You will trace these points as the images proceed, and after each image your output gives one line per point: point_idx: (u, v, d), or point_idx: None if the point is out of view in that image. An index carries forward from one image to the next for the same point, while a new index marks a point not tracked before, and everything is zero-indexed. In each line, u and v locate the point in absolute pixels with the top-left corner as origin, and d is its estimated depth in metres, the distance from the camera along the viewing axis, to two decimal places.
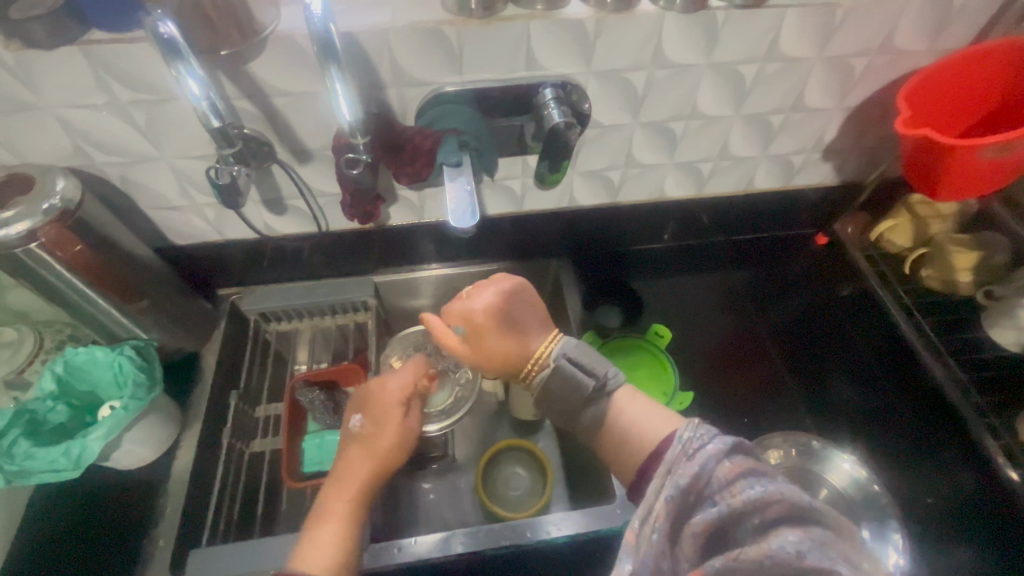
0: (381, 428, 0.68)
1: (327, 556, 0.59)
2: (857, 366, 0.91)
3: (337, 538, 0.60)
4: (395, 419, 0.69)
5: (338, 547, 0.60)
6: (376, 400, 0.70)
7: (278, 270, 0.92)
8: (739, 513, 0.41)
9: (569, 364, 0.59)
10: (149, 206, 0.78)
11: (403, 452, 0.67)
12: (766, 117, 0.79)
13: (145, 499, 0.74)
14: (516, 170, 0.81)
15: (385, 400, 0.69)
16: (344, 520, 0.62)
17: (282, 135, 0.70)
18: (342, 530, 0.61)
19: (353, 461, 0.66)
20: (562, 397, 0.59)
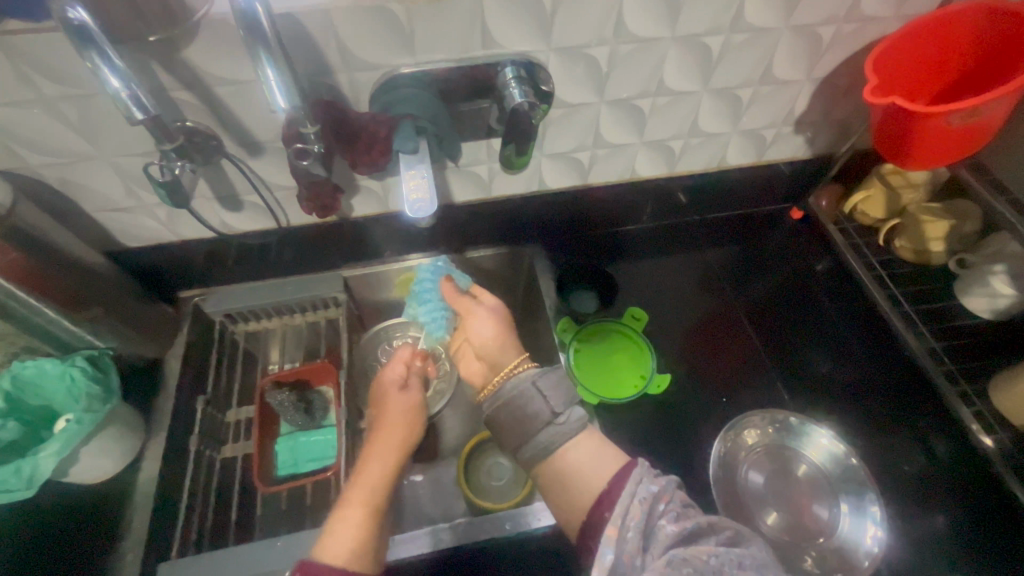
0: (387, 416, 0.66)
1: (352, 541, 0.54)
2: (834, 338, 0.91)
3: (357, 525, 0.55)
4: (398, 396, 0.68)
5: (362, 532, 0.55)
6: (379, 394, 0.70)
7: (241, 269, 0.89)
8: (699, 529, 0.45)
9: (531, 391, 0.55)
10: (95, 209, 0.74)
11: (415, 432, 0.65)
12: (734, 91, 0.77)
13: (110, 514, 0.71)
14: (481, 154, 0.79)
15: (388, 391, 0.69)
16: (364, 508, 0.57)
17: (229, 127, 0.66)
18: (363, 520, 0.56)
19: (366, 450, 0.63)
20: (514, 422, 0.54)
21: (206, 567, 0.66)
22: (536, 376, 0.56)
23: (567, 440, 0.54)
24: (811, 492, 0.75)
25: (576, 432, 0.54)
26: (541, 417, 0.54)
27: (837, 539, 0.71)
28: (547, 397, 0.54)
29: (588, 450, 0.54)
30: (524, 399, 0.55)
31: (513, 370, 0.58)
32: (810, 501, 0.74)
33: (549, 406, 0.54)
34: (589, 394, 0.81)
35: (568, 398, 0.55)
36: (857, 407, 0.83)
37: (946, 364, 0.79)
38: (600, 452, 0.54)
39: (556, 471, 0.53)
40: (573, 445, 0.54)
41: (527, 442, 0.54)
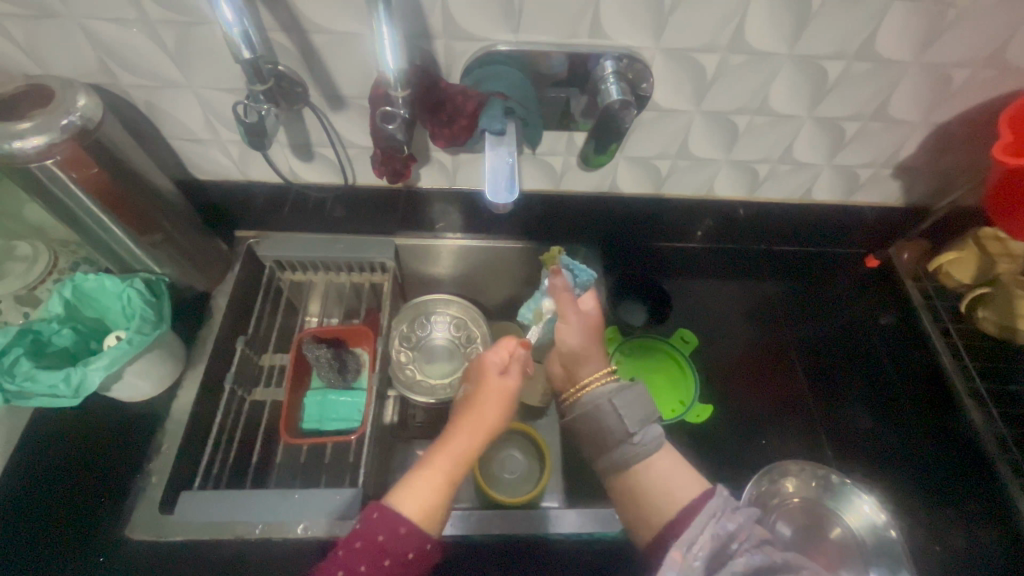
0: (482, 397, 0.64)
1: (422, 502, 0.55)
2: (890, 400, 0.86)
3: (436, 487, 0.56)
4: (494, 382, 0.65)
5: (435, 497, 0.56)
6: (479, 368, 0.68)
7: (298, 220, 0.89)
8: (773, 563, 0.47)
9: (608, 407, 0.60)
10: (173, 136, 0.75)
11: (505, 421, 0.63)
12: (841, 122, 0.72)
13: (142, 433, 0.73)
14: (560, 146, 0.76)
15: (490, 368, 0.66)
16: (444, 476, 0.57)
17: (318, 77, 0.65)
18: (441, 486, 0.56)
19: (457, 421, 0.62)
20: (593, 433, 0.61)
21: (224, 505, 0.67)
22: (613, 393, 0.61)
23: (648, 454, 0.58)
24: (841, 557, 0.69)
25: (654, 451, 0.58)
26: (617, 434, 0.59)
27: None
28: (624, 415, 0.59)
29: (662, 471, 0.57)
30: (599, 413, 0.60)
31: (591, 383, 0.63)
32: (837, 565, 0.69)
33: (625, 424, 0.59)
34: None
35: (644, 418, 0.59)
36: (909, 476, 0.79)
37: (1016, 456, 0.73)
38: (675, 472, 0.57)
39: (633, 486, 0.57)
40: (649, 462, 0.58)
41: (604, 454, 0.60)
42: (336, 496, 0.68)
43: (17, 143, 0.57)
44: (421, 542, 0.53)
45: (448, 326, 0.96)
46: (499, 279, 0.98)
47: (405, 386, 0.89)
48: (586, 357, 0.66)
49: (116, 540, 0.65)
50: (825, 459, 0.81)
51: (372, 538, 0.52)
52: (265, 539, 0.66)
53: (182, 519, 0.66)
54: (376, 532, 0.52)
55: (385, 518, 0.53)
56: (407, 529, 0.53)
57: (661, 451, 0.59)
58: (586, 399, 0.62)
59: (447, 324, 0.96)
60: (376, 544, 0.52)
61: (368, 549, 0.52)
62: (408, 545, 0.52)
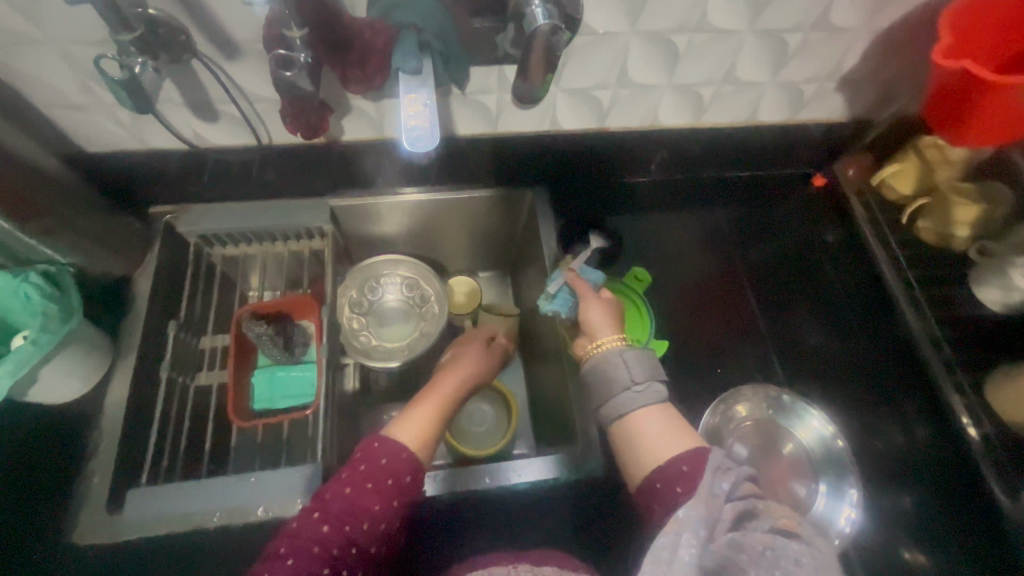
0: (464, 354, 0.77)
1: (418, 430, 0.62)
2: (837, 315, 0.88)
3: (429, 418, 0.64)
4: (478, 344, 0.79)
5: (428, 425, 0.63)
6: (461, 342, 0.82)
7: (218, 188, 0.81)
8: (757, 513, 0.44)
9: (613, 359, 0.58)
10: (46, 103, 0.65)
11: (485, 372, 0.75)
12: (783, 35, 0.68)
13: (76, 434, 0.68)
14: (491, 83, 0.70)
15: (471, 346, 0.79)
16: (436, 409, 0.65)
17: (201, 21, 0.56)
18: (433, 419, 0.64)
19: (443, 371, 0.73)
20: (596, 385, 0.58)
21: (177, 499, 0.64)
22: (623, 349, 0.59)
23: (645, 406, 0.55)
24: (792, 469, 0.73)
25: (653, 402, 0.55)
26: (622, 380, 0.57)
27: (811, 517, 0.69)
28: (630, 367, 0.57)
29: (655, 429, 0.54)
30: (606, 364, 0.58)
31: (602, 344, 0.61)
32: (790, 479, 0.72)
33: (630, 373, 0.57)
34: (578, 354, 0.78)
35: (652, 373, 0.57)
36: (853, 387, 0.82)
37: (948, 352, 0.78)
38: (669, 427, 0.53)
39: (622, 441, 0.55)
40: (645, 415, 0.55)
41: (605, 403, 0.57)
42: (296, 474, 0.66)
43: None
44: (418, 467, 0.58)
45: (400, 289, 0.92)
46: (449, 232, 0.94)
47: (361, 352, 0.87)
48: (600, 325, 0.65)
49: (66, 549, 0.63)
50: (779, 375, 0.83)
51: (376, 461, 0.57)
52: (224, 526, 0.64)
53: (133, 519, 0.63)
54: (380, 455, 0.57)
55: (388, 445, 0.58)
56: (408, 454, 0.58)
57: (661, 407, 0.55)
58: (596, 353, 0.60)
59: (399, 285, 0.93)
60: (379, 466, 0.57)
61: (372, 471, 0.56)
62: (406, 469, 0.57)
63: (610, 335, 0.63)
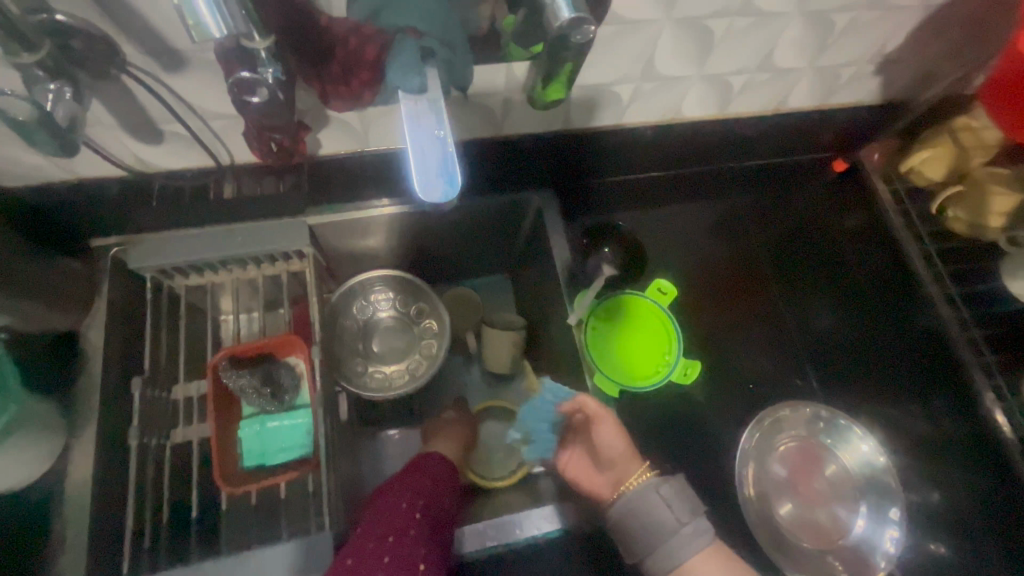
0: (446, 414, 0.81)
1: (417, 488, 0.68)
2: (859, 311, 0.87)
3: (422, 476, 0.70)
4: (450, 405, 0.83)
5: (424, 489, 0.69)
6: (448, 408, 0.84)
7: (173, 212, 0.69)
8: None
9: (655, 499, 0.54)
10: None
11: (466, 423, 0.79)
12: (829, 15, 0.59)
13: (37, 522, 0.59)
14: (497, 82, 0.59)
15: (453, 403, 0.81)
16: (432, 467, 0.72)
17: (124, 19, 0.43)
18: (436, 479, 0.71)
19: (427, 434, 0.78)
20: (640, 530, 0.54)
21: None
22: (657, 484, 0.55)
23: (698, 552, 0.53)
24: (832, 490, 0.69)
25: (705, 544, 0.53)
26: (668, 524, 0.53)
27: (852, 540, 0.67)
28: (671, 506, 0.54)
29: (716, 568, 0.52)
30: (647, 506, 0.54)
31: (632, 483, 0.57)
32: (831, 500, 0.69)
33: (674, 513, 0.53)
34: (606, 381, 0.69)
35: (694, 509, 0.54)
36: (874, 381, 0.83)
37: (988, 356, 0.73)
38: (724, 571, 0.52)
39: None
40: (701, 561, 0.52)
41: (652, 553, 0.53)
42: (296, 548, 0.58)
43: None
44: (453, 471, 0.67)
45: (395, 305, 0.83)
46: (445, 243, 0.84)
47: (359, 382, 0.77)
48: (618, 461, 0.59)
49: None
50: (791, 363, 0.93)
51: (423, 475, 0.64)
52: None
53: None
54: (429, 472, 0.65)
55: (428, 466, 0.66)
56: (446, 475, 0.65)
57: (713, 547, 0.53)
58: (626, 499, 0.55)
59: (391, 302, 0.83)
60: (427, 481, 0.63)
61: (421, 477, 0.63)
62: (444, 468, 0.66)
63: (634, 468, 0.58)
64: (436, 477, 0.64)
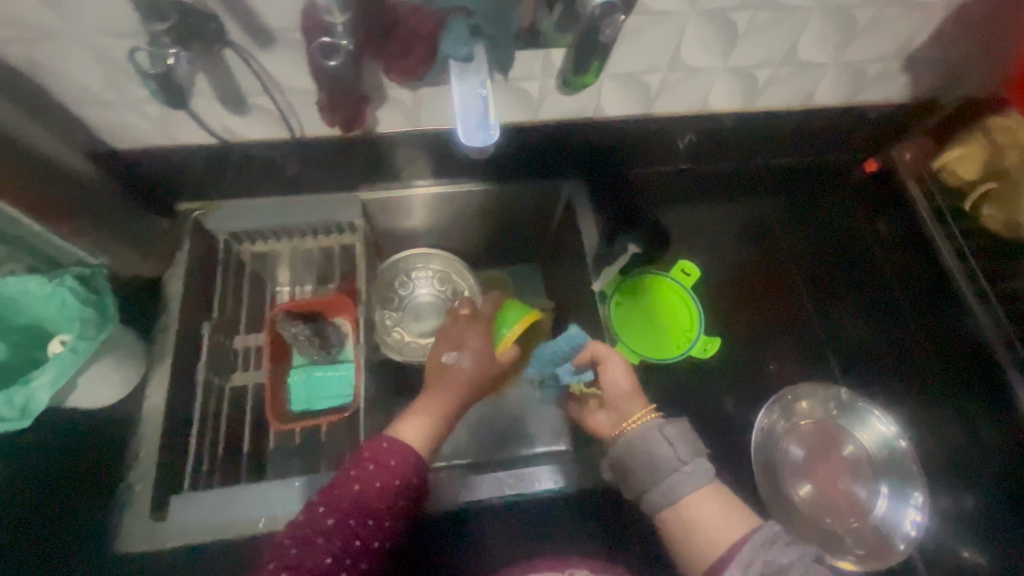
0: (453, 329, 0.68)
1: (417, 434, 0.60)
2: (892, 314, 0.83)
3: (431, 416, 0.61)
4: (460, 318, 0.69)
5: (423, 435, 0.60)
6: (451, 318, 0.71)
7: (245, 181, 0.77)
8: None
9: (656, 439, 0.57)
10: (71, 100, 0.62)
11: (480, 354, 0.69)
12: (851, 11, 0.63)
13: (117, 439, 0.67)
14: (535, 68, 0.66)
15: (464, 324, 0.68)
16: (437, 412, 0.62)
17: (232, 4, 0.52)
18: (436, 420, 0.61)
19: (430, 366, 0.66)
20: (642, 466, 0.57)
21: (218, 505, 0.63)
22: (661, 425, 0.58)
23: (699, 489, 0.55)
24: (850, 471, 0.70)
25: (704, 484, 0.55)
26: (669, 462, 0.56)
27: (872, 520, 0.67)
28: (674, 445, 0.56)
29: (715, 506, 0.54)
30: (651, 445, 0.57)
31: (636, 421, 0.59)
32: (849, 481, 0.70)
33: (676, 453, 0.56)
34: (628, 351, 0.74)
35: (696, 451, 0.56)
36: (913, 386, 0.78)
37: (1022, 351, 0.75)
38: (722, 509, 0.54)
39: (679, 522, 0.55)
40: (700, 496, 0.55)
41: (652, 489, 0.56)
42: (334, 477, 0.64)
43: None
44: (405, 453, 0.57)
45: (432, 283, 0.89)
46: (481, 225, 0.90)
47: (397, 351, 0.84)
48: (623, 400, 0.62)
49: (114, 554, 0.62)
50: (863, 388, 0.77)
51: (380, 461, 0.55)
52: (270, 533, 0.62)
53: (177, 527, 0.62)
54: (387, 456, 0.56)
55: (392, 448, 0.57)
56: (398, 457, 0.56)
57: (713, 485, 0.56)
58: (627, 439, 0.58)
59: (430, 279, 0.90)
60: (387, 467, 0.55)
61: (378, 467, 0.55)
62: (392, 454, 0.56)
63: (637, 408, 0.61)
64: (377, 466, 0.55)
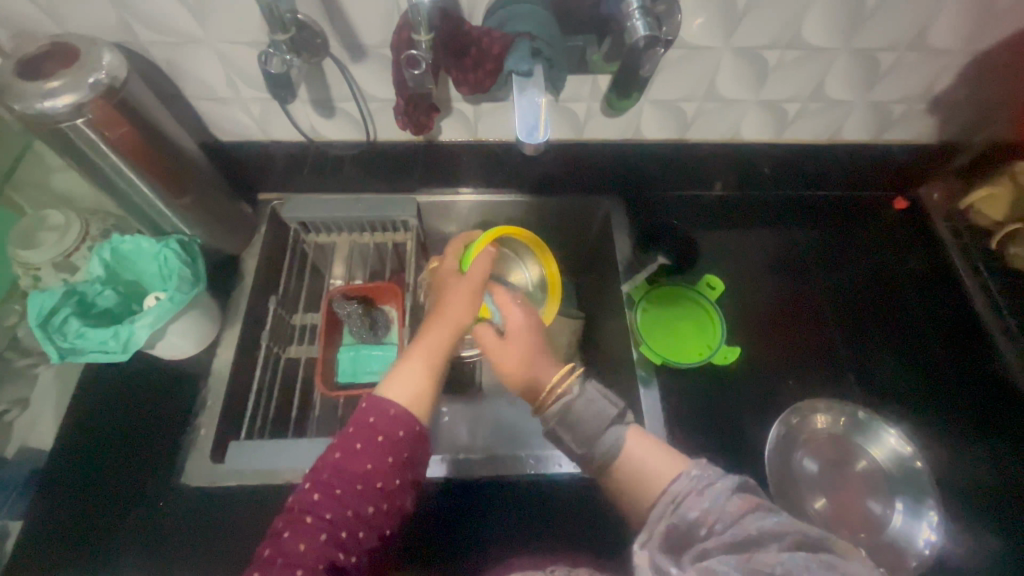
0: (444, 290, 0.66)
1: (408, 391, 0.57)
2: (921, 349, 0.83)
3: (419, 377, 0.58)
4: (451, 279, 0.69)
5: (417, 387, 0.57)
6: (439, 281, 0.72)
7: (319, 179, 0.88)
8: (752, 535, 0.39)
9: (579, 407, 0.55)
10: (193, 96, 0.75)
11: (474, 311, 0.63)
12: (875, 54, 0.70)
13: (187, 389, 0.76)
14: (583, 92, 0.75)
15: (446, 279, 0.70)
16: (424, 366, 0.59)
17: (337, 25, 0.64)
18: (427, 378, 0.58)
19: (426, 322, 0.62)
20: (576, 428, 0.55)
21: (269, 453, 0.70)
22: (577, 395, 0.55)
23: (623, 439, 0.54)
24: (864, 486, 0.72)
25: (627, 431, 0.54)
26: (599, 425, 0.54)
27: (886, 534, 0.69)
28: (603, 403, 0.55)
29: (643, 450, 0.52)
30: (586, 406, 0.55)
31: (559, 383, 0.56)
32: (864, 496, 0.71)
33: (605, 408, 0.55)
34: (651, 351, 0.78)
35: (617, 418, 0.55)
36: (939, 420, 0.77)
37: None
38: (650, 453, 0.52)
39: (614, 476, 0.53)
40: (625, 450, 0.53)
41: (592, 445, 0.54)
42: None
43: (48, 103, 0.56)
44: (411, 423, 0.55)
45: None
46: None
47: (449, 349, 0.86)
48: (536, 360, 0.61)
49: (174, 488, 0.69)
50: (886, 416, 0.78)
51: (364, 421, 0.53)
52: None
53: (232, 468, 0.69)
54: (368, 416, 0.54)
55: (373, 406, 0.55)
56: (397, 411, 0.54)
57: (635, 431, 0.54)
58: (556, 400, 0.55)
59: None
60: (369, 426, 0.53)
61: (363, 429, 0.53)
62: (400, 424, 0.54)
63: (552, 371, 0.60)
64: (386, 438, 0.53)
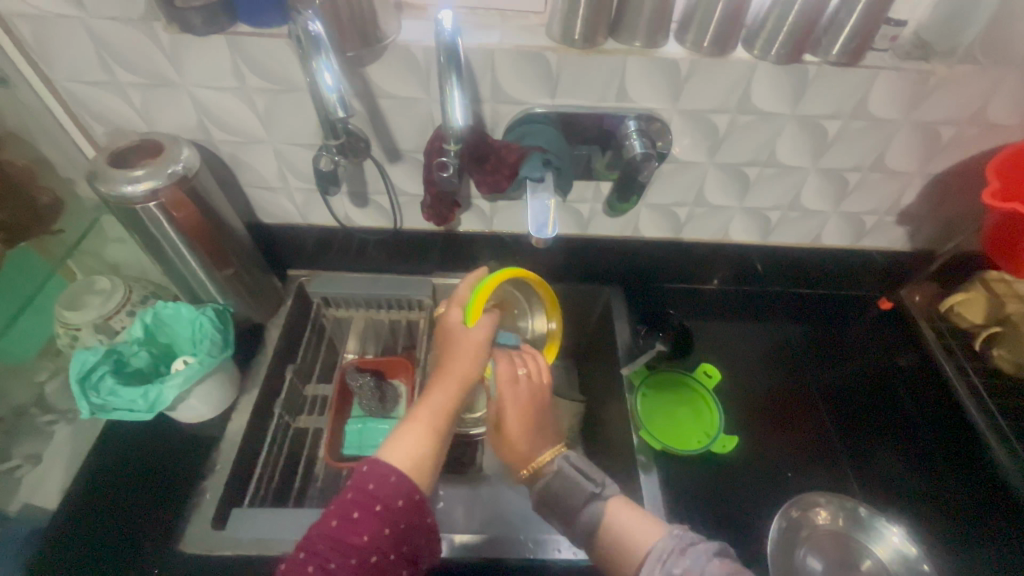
0: (453, 346, 0.66)
1: (409, 456, 0.55)
2: (917, 447, 0.85)
3: (419, 437, 0.57)
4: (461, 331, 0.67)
5: (417, 450, 0.56)
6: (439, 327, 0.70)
7: (345, 259, 0.97)
8: None
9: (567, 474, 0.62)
10: (247, 184, 0.86)
11: (477, 368, 0.64)
12: (843, 173, 0.80)
13: (197, 452, 0.78)
14: (587, 195, 0.85)
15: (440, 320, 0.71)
16: (426, 427, 0.58)
17: (380, 132, 0.76)
18: (423, 437, 0.57)
19: (429, 378, 0.64)
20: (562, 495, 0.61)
21: (271, 521, 0.70)
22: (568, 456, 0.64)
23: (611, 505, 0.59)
24: None
25: (616, 498, 0.60)
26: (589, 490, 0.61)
27: None
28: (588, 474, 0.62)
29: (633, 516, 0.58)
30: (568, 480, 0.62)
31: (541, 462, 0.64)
32: None
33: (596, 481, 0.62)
34: (652, 437, 0.81)
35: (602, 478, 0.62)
36: (940, 525, 0.77)
37: None
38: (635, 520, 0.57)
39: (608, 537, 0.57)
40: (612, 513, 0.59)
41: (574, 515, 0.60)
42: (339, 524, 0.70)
43: (130, 187, 0.65)
44: (411, 490, 0.52)
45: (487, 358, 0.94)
46: None
47: None
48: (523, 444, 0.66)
49: (171, 555, 0.69)
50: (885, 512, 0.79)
51: (362, 487, 0.51)
52: None
53: (231, 536, 0.69)
54: (366, 480, 0.52)
55: (373, 471, 0.52)
56: (397, 478, 0.52)
57: (622, 499, 0.60)
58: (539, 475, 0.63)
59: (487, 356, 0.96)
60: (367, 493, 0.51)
61: (360, 497, 0.50)
62: (400, 493, 0.52)
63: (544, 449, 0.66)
64: (383, 507, 0.51)
